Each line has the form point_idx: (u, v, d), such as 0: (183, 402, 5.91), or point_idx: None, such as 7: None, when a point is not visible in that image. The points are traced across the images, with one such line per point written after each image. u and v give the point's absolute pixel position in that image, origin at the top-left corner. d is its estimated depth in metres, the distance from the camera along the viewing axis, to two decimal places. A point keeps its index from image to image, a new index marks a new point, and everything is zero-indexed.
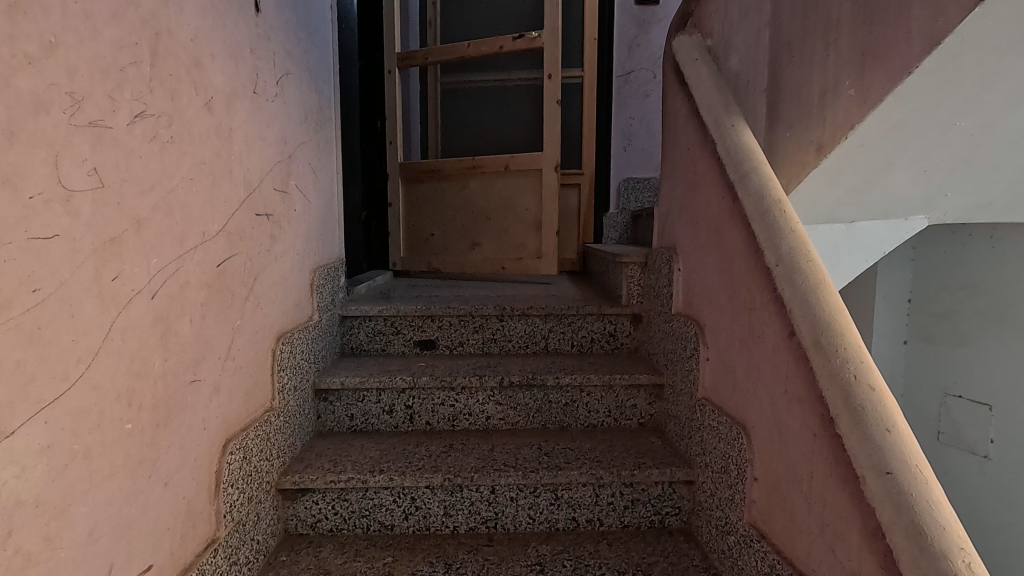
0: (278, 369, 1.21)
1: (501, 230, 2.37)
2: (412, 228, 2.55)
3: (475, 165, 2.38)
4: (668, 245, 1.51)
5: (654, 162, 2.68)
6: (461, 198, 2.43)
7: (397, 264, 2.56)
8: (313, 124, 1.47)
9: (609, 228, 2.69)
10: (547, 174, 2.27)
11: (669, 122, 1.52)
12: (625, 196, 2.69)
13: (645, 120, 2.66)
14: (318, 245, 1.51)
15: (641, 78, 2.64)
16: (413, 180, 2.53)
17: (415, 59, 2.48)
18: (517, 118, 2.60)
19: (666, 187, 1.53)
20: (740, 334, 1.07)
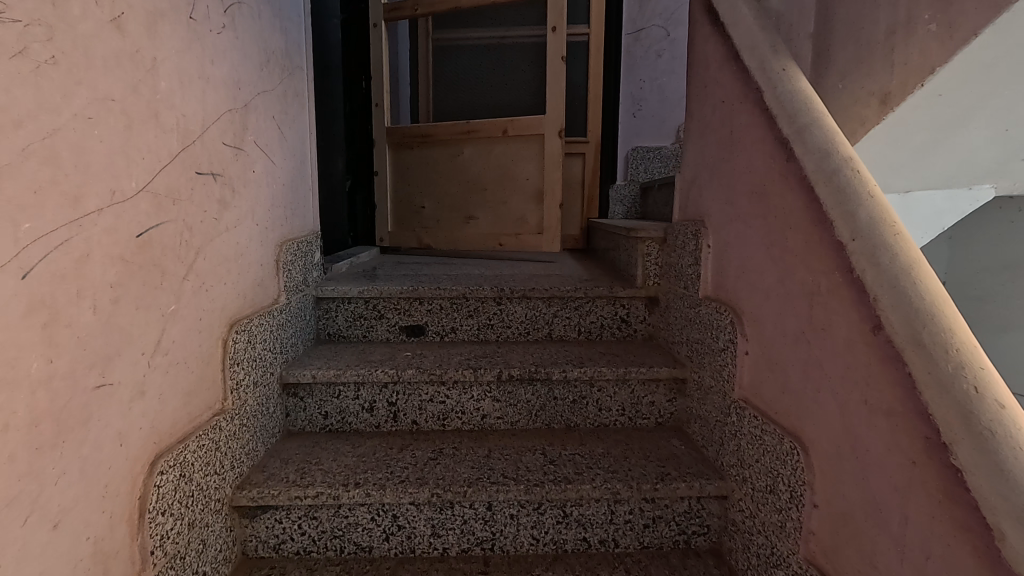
0: (232, 365, 1.00)
1: (498, 202, 2.15)
2: (400, 200, 2.31)
3: (470, 130, 2.14)
4: (694, 218, 1.29)
5: (666, 130, 2.45)
6: (454, 166, 2.20)
7: (385, 240, 2.33)
8: (276, 71, 1.23)
9: (616, 201, 2.48)
10: (550, 140, 2.03)
11: (696, 73, 1.29)
12: (635, 167, 2.46)
13: (658, 83, 2.42)
14: (286, 215, 1.29)
15: (653, 36, 2.39)
16: (401, 147, 2.29)
17: (403, 11, 2.22)
18: (516, 79, 2.36)
19: (692, 149, 1.31)
20: (795, 325, 0.87)
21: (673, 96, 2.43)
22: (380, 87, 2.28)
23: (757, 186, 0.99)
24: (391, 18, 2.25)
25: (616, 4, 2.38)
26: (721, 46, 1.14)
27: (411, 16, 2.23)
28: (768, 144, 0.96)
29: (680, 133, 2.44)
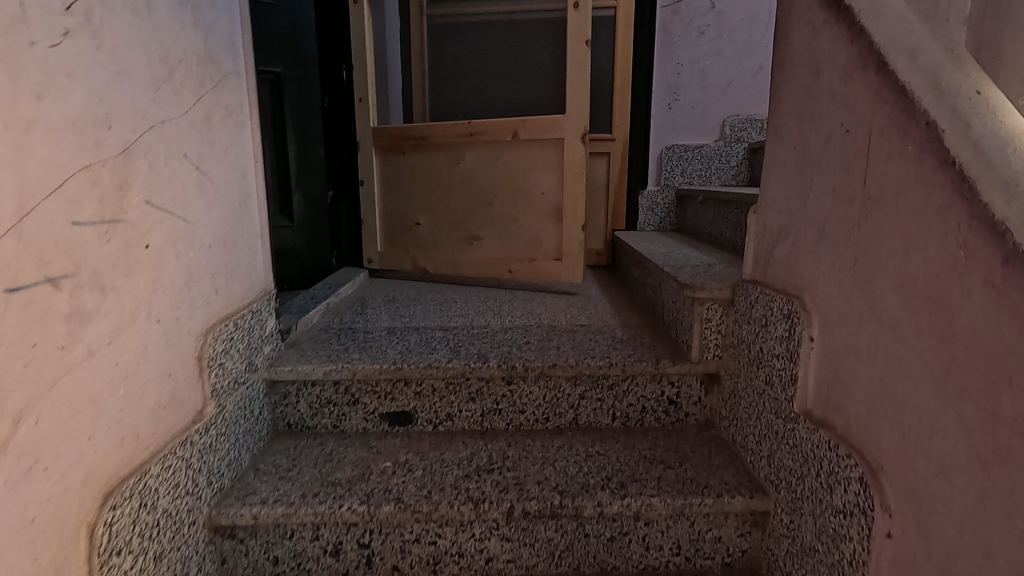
0: (106, 561, 0.66)
1: (507, 221, 1.77)
2: (390, 214, 1.95)
3: (473, 132, 1.74)
4: (781, 287, 0.91)
5: (708, 125, 2.03)
6: (453, 175, 1.81)
7: (374, 261, 1.99)
8: (191, 85, 0.86)
9: (647, 210, 2.09)
10: (570, 146, 1.64)
11: (788, 80, 0.90)
12: (670, 169, 2.06)
13: (700, 67, 1.99)
14: (214, 287, 0.93)
15: (695, 8, 1.94)
16: (389, 151, 1.90)
17: None
18: (527, 64, 1.96)
19: (781, 187, 0.92)
20: (1013, 552, 0.50)
21: (717, 83, 1.99)
22: (364, 78, 1.88)
23: (921, 283, 0.61)
24: None
25: None
26: (843, 45, 0.75)
27: None
28: (950, 222, 0.57)
29: (727, 129, 2.00)
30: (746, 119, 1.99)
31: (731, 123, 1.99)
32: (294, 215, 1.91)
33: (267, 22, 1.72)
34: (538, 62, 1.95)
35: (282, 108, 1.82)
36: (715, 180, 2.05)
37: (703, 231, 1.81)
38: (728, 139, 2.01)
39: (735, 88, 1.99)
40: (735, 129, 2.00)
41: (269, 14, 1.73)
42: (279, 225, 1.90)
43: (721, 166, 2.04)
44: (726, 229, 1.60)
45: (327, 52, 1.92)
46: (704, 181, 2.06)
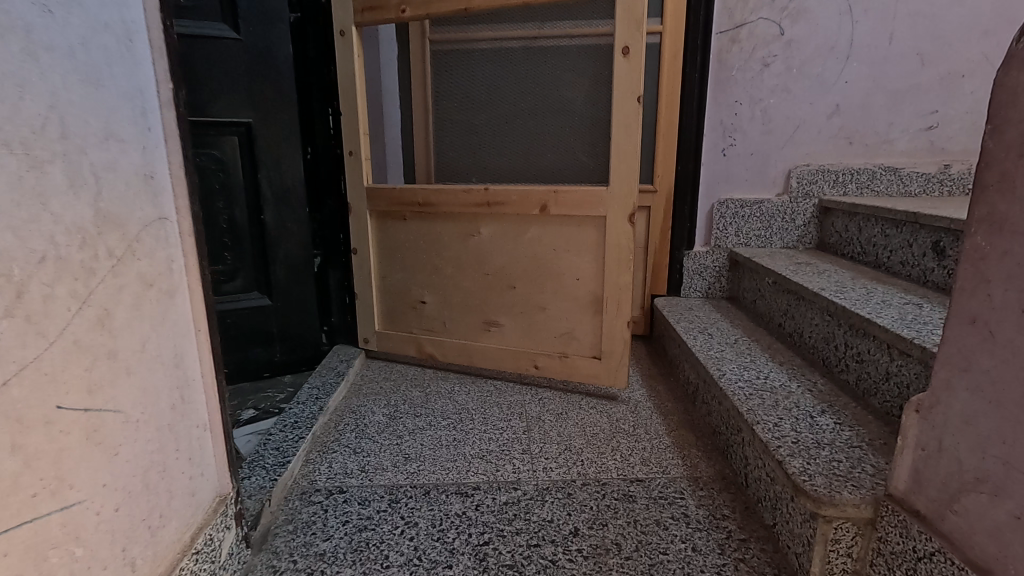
0: None
1: (533, 308, 1.45)
2: (389, 288, 1.63)
3: (490, 202, 1.42)
4: (983, 566, 0.61)
5: (770, 175, 1.68)
6: (466, 251, 1.49)
7: (372, 342, 1.68)
8: (67, 284, 0.53)
9: (693, 274, 1.77)
10: (614, 226, 1.31)
11: (1006, 258, 0.58)
12: (721, 227, 1.73)
13: (762, 106, 1.64)
14: (131, 563, 0.61)
15: (758, 35, 1.59)
16: (386, 216, 1.57)
17: (386, 12, 1.43)
18: (558, 101, 1.72)
19: (986, 415, 0.61)
20: None
21: (783, 126, 1.64)
22: (354, 127, 1.54)
23: None
24: (367, 22, 1.46)
25: None
26: None
27: (397, 20, 1.44)
28: None
29: (793, 182, 1.66)
30: (817, 170, 1.65)
31: (799, 174, 1.65)
32: (237, 299, 1.56)
33: (230, 62, 1.43)
34: (570, 99, 1.71)
35: (255, 165, 1.52)
36: (776, 241, 1.71)
37: (768, 317, 1.49)
38: (794, 194, 1.67)
39: (804, 132, 1.64)
40: (803, 183, 1.66)
41: (231, 53, 1.43)
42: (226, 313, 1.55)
43: (785, 226, 1.69)
44: (807, 332, 1.28)
45: (310, 93, 1.57)
46: (762, 242, 1.72)
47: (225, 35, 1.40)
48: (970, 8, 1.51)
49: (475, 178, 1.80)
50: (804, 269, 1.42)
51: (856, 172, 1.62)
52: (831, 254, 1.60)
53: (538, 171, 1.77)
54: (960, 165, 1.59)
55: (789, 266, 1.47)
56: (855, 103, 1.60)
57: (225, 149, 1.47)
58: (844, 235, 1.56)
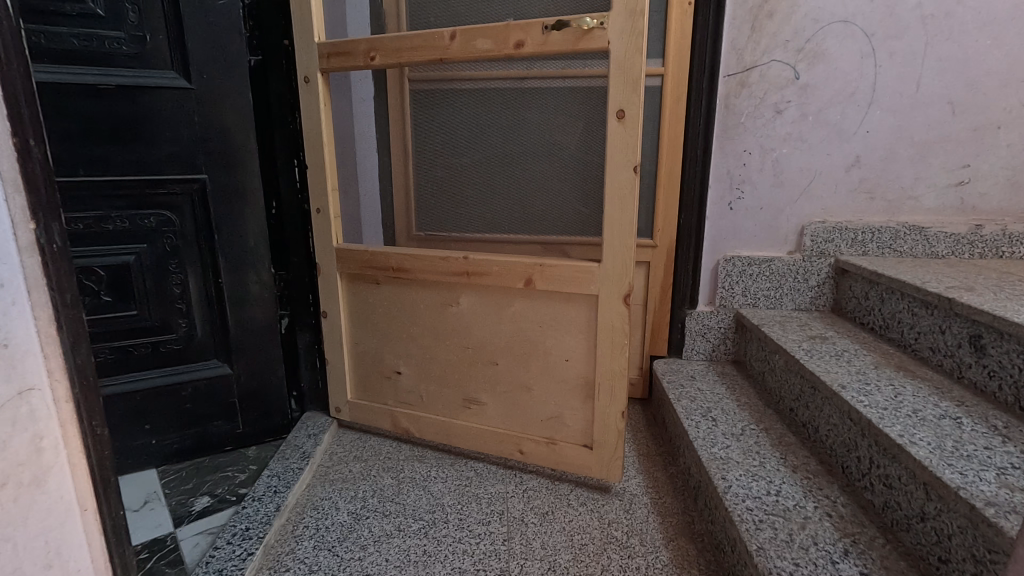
0: None
1: (516, 388, 1.31)
2: (361, 356, 1.48)
3: (470, 272, 1.27)
4: None
5: (782, 232, 1.53)
6: (444, 321, 1.35)
7: (343, 411, 1.54)
8: None
9: (695, 335, 1.62)
10: (607, 306, 1.16)
11: None
12: (727, 286, 1.58)
13: (773, 156, 1.49)
14: None
15: (770, 78, 1.44)
16: (358, 280, 1.43)
17: (352, 60, 1.28)
18: (548, 147, 1.58)
19: None
20: None
21: (796, 178, 1.49)
22: (321, 182, 1.39)
23: None
24: (333, 68, 1.31)
25: (711, 28, 1.42)
26: None
27: (366, 68, 1.28)
28: None
29: (806, 240, 1.51)
30: (834, 227, 1.49)
31: (813, 232, 1.50)
32: (172, 369, 1.41)
33: (181, 114, 1.30)
34: (561, 145, 1.56)
35: (209, 225, 1.38)
36: (787, 303, 1.55)
37: (779, 397, 1.34)
38: (807, 253, 1.52)
39: (820, 186, 1.49)
40: (818, 242, 1.51)
41: (183, 104, 1.29)
42: (169, 387, 1.40)
43: (797, 286, 1.54)
44: (824, 430, 1.13)
45: (274, 143, 1.43)
46: (771, 303, 1.57)
47: (176, 83, 1.28)
48: (1010, 53, 1.35)
49: (470, 229, 1.68)
50: (820, 349, 1.27)
51: (877, 231, 1.47)
52: (849, 322, 1.45)
53: (528, 219, 1.65)
54: (994, 225, 1.44)
55: (803, 342, 1.32)
56: (876, 154, 1.45)
57: (178, 210, 1.34)
58: (864, 304, 1.41)
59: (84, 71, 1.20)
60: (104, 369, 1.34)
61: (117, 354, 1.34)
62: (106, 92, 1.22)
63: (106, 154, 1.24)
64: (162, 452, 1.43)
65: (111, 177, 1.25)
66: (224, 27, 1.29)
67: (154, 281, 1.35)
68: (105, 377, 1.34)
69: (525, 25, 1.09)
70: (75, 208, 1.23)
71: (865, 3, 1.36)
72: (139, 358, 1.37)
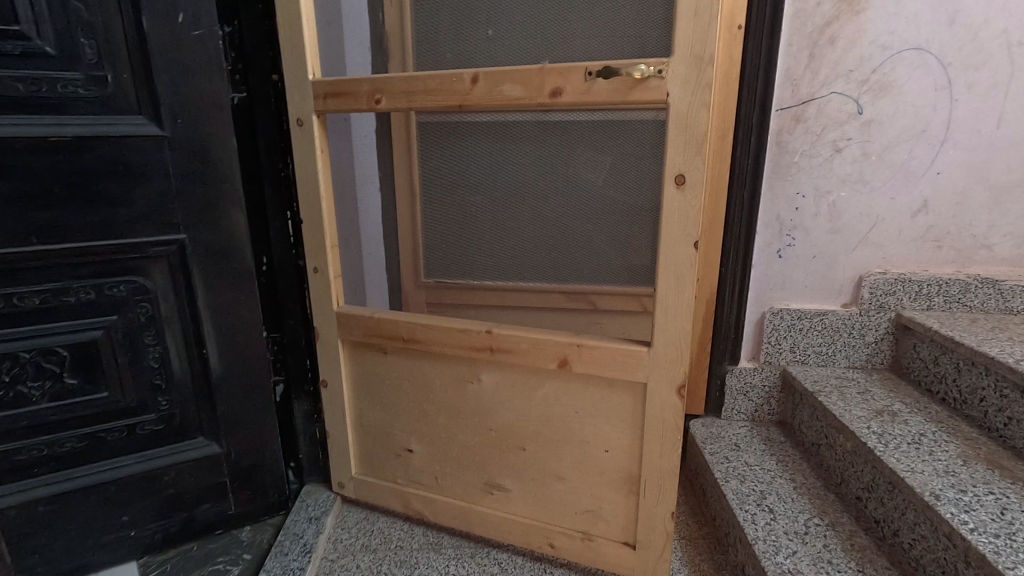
0: None
1: (546, 476, 1.15)
2: (367, 428, 1.32)
3: (493, 348, 1.10)
4: None
5: (837, 282, 1.36)
6: (462, 399, 1.18)
7: (347, 487, 1.38)
8: None
9: (736, 394, 1.46)
10: (656, 397, 1.00)
11: None
12: (773, 341, 1.41)
13: (830, 199, 1.31)
14: None
15: (830, 112, 1.25)
16: (362, 347, 1.25)
17: (353, 102, 1.09)
18: (573, 188, 1.40)
19: None
20: None
21: (855, 225, 1.32)
22: (318, 238, 1.21)
23: None
24: (331, 110, 1.13)
25: (764, 55, 1.23)
26: None
27: (370, 111, 1.10)
28: None
29: (864, 292, 1.34)
30: (896, 279, 1.33)
31: (872, 284, 1.33)
32: (152, 453, 1.24)
33: (152, 165, 1.10)
34: (588, 185, 1.38)
35: (190, 289, 1.20)
36: (840, 360, 1.40)
37: (841, 480, 1.19)
38: (865, 306, 1.35)
39: (881, 232, 1.32)
40: (877, 294, 1.34)
41: (154, 154, 1.10)
42: (148, 473, 1.23)
43: (851, 342, 1.38)
44: (909, 539, 0.98)
45: (263, 192, 1.25)
46: (822, 360, 1.41)
47: (145, 130, 1.09)
48: None
49: (485, 276, 1.51)
50: (891, 433, 1.11)
51: (945, 283, 1.31)
52: (912, 386, 1.30)
53: (549, 265, 1.48)
54: None
55: (870, 419, 1.16)
56: (945, 198, 1.28)
57: (154, 275, 1.16)
58: (931, 369, 1.25)
59: (33, 121, 1.01)
60: (72, 459, 1.17)
61: (86, 442, 1.17)
62: (59, 144, 1.02)
63: (64, 218, 1.05)
64: (143, 543, 1.27)
65: (72, 243, 1.07)
66: (201, 63, 1.10)
67: (128, 357, 1.17)
68: (74, 468, 1.17)
69: (564, 70, 0.91)
70: (30, 280, 1.05)
71: (942, 28, 1.18)
72: (112, 444, 1.20)
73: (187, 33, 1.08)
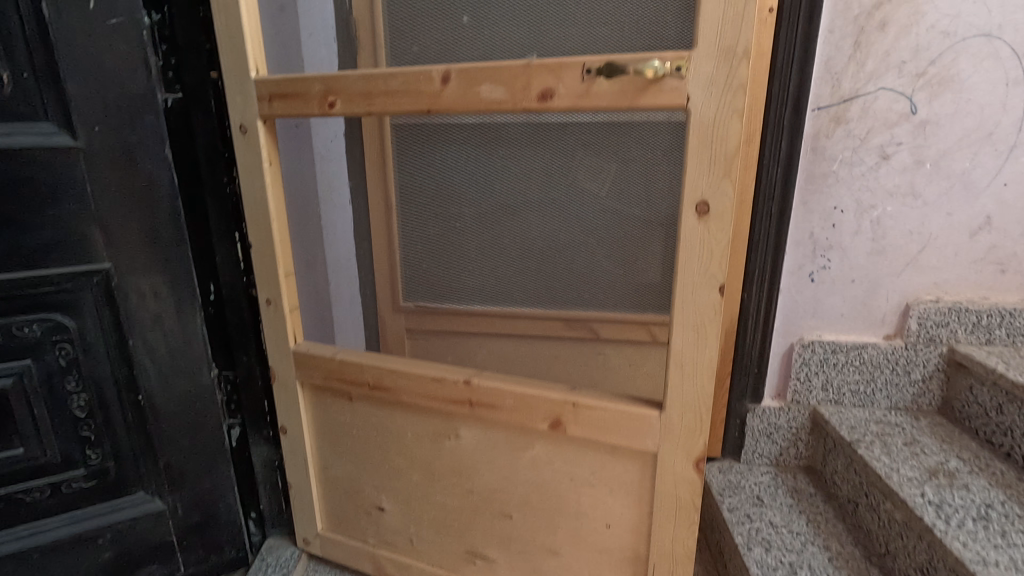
0: None
1: (537, 549, 0.98)
2: (333, 482, 1.15)
3: (473, 402, 0.92)
4: None
5: (879, 312, 1.17)
6: (438, 456, 1.01)
7: (313, 544, 1.21)
8: None
9: (759, 435, 1.28)
10: (669, 469, 0.82)
11: None
12: (802, 378, 1.22)
13: (874, 215, 1.11)
14: None
15: (878, 112, 1.05)
16: (324, 391, 1.08)
17: (302, 105, 0.89)
18: (570, 201, 1.21)
19: None
20: None
21: (903, 245, 1.12)
22: (269, 266, 1.03)
23: None
24: (278, 114, 0.93)
25: (802, 44, 1.02)
26: None
27: (322, 116, 0.90)
28: None
29: (912, 323, 1.15)
30: (951, 309, 1.13)
31: (922, 314, 1.14)
32: (81, 514, 1.07)
33: (65, 184, 0.92)
34: (589, 197, 1.19)
35: (120, 326, 1.02)
36: (880, 400, 1.21)
37: (887, 552, 1.00)
38: (912, 340, 1.16)
39: (934, 254, 1.12)
40: (927, 326, 1.15)
41: (65, 170, 0.92)
42: (79, 536, 1.07)
43: (894, 380, 1.19)
44: None
45: (205, 211, 1.06)
46: (859, 400, 1.22)
47: (52, 141, 0.90)
48: None
49: (472, 300, 1.33)
50: (951, 504, 0.92)
51: (1009, 315, 1.12)
52: (967, 436, 1.11)
53: (545, 288, 1.30)
54: None
55: (923, 483, 0.97)
56: (1014, 214, 1.08)
57: (74, 313, 0.98)
58: (992, 417, 1.07)
59: None
60: None
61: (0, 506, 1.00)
62: None
63: None
64: None
65: None
66: (120, 59, 0.91)
67: (47, 407, 1.00)
68: None
69: (556, 66, 0.72)
70: None
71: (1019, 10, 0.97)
72: (34, 505, 1.03)
73: (100, 23, 0.88)
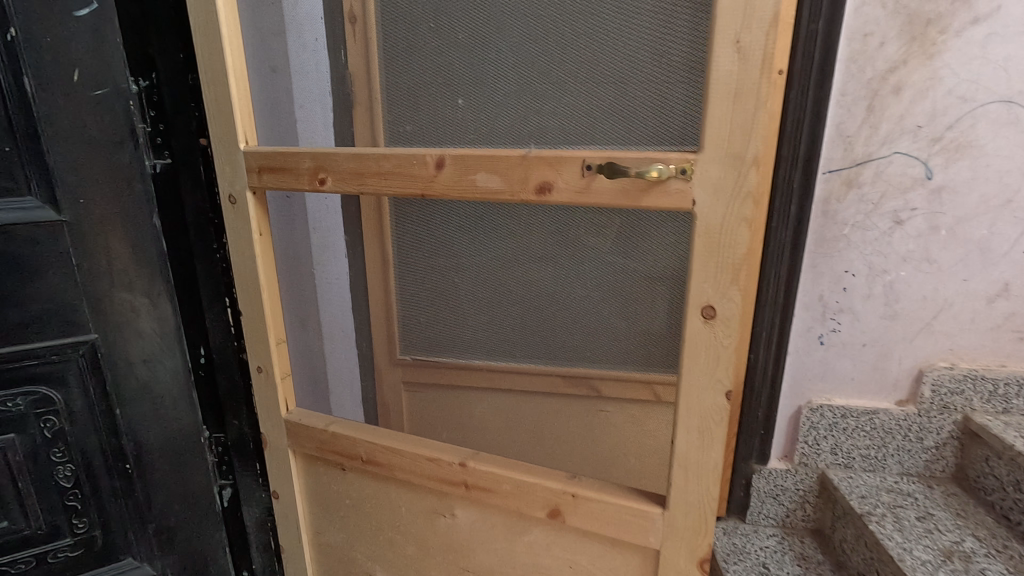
0: None
1: None
2: (326, 547, 1.12)
3: (468, 484, 0.89)
4: None
5: (891, 376, 1.13)
6: (433, 533, 0.98)
7: None
8: None
9: (765, 497, 1.23)
10: (671, 566, 0.79)
11: None
12: (810, 441, 1.18)
13: (887, 279, 1.07)
14: None
15: (891, 176, 1.01)
16: (317, 459, 1.05)
17: (291, 179, 0.87)
18: (571, 260, 1.17)
19: None
20: None
21: (916, 310, 1.08)
22: (259, 334, 1.00)
23: None
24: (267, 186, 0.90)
25: (814, 105, 0.96)
26: None
27: (312, 190, 0.87)
28: None
29: (925, 390, 1.11)
30: (965, 377, 1.10)
31: (935, 380, 1.10)
32: None
33: (48, 256, 0.89)
34: (591, 253, 1.14)
35: (107, 396, 0.99)
36: (892, 466, 1.18)
37: None
38: (924, 407, 1.12)
39: (948, 320, 1.08)
40: (941, 393, 1.11)
41: (48, 243, 0.89)
42: None
43: (906, 446, 1.16)
44: None
45: (194, 275, 1.03)
46: (869, 464, 1.19)
47: (34, 214, 0.87)
48: None
49: (472, 355, 1.32)
50: None
51: None
52: (982, 509, 1.09)
53: (545, 344, 1.27)
54: None
55: (938, 568, 0.94)
56: None
57: (60, 386, 0.95)
58: (1009, 493, 1.04)
59: None
60: None
61: None
62: None
63: None
64: None
65: None
66: (105, 129, 0.88)
67: (32, 479, 0.97)
68: None
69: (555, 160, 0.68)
70: None
71: None
72: None
73: (82, 94, 0.85)
